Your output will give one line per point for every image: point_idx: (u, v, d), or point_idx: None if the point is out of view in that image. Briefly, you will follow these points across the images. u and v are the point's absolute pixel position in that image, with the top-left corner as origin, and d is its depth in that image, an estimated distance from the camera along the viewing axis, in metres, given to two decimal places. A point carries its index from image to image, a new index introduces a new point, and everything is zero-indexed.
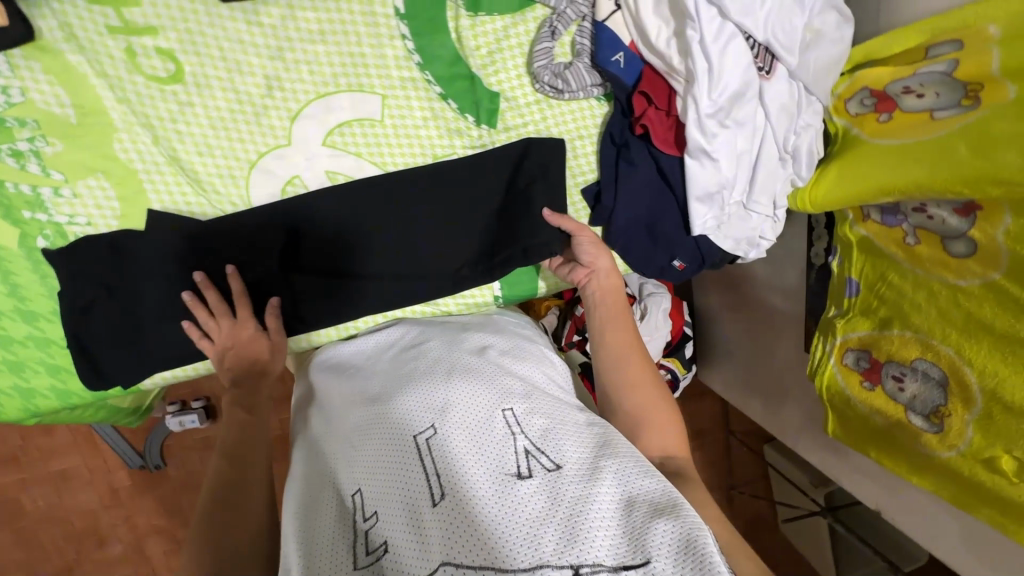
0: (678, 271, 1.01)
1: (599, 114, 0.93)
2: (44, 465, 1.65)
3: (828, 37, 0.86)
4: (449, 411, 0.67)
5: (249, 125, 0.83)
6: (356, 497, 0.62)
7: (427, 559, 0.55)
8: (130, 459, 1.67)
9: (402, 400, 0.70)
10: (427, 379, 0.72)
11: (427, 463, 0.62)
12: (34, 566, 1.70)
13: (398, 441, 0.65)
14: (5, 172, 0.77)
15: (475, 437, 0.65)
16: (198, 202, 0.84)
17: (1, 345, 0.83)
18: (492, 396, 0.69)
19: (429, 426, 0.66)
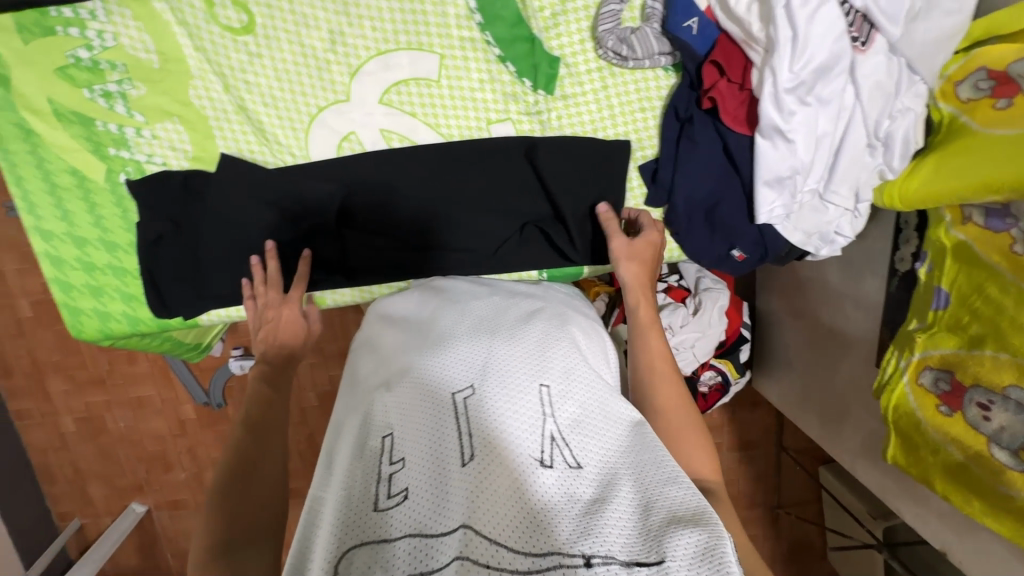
0: (737, 262, 0.94)
1: (666, 85, 0.87)
2: (125, 389, 1.84)
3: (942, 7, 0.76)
4: (489, 380, 0.67)
5: (311, 78, 0.85)
6: (387, 441, 0.64)
7: (444, 516, 0.54)
8: (195, 395, 1.80)
9: (445, 361, 0.71)
10: (473, 344, 0.73)
11: (460, 422, 0.62)
12: (112, 477, 1.91)
13: (435, 396, 0.66)
14: (96, 111, 0.84)
15: (510, 409, 0.64)
16: (259, 153, 0.88)
17: (85, 270, 0.91)
18: (531, 374, 0.69)
19: (465, 389, 0.67)
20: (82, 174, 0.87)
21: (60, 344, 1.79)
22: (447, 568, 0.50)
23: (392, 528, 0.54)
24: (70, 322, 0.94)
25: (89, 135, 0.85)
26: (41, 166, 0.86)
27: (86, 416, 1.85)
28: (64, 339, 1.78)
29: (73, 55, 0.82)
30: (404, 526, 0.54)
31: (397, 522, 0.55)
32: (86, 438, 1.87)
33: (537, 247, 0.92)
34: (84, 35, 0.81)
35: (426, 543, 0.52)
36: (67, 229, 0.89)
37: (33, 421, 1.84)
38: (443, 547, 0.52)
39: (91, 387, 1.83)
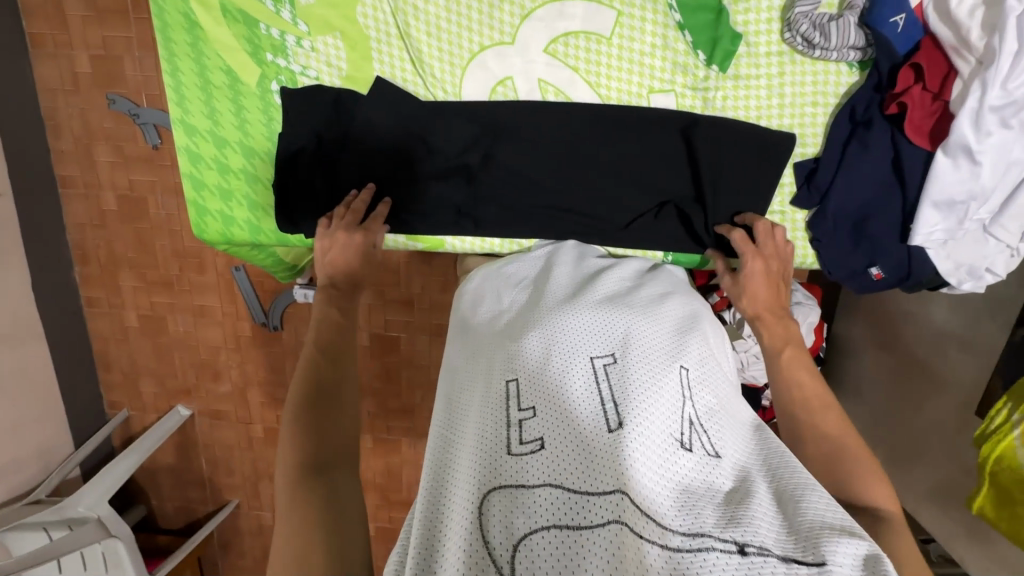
0: (871, 281, 0.89)
1: (846, 82, 0.82)
2: (191, 296, 1.89)
3: None
4: (628, 352, 0.66)
5: (481, 15, 0.82)
6: (513, 387, 0.63)
7: (593, 477, 0.53)
8: (255, 314, 1.87)
9: (580, 324, 0.69)
10: (608, 313, 0.71)
11: (601, 389, 0.62)
12: (164, 378, 1.97)
13: (572, 358, 0.65)
14: (262, 13, 0.84)
15: (651, 383, 0.63)
16: (411, 84, 0.86)
17: (219, 171, 0.92)
18: (669, 355, 0.68)
19: (603, 357, 0.66)
20: (235, 75, 0.87)
21: (137, 241, 1.83)
22: (601, 527, 0.49)
23: (530, 476, 0.54)
24: (194, 220, 0.95)
25: (250, 37, 0.85)
26: (197, 58, 0.86)
27: (151, 314, 1.91)
28: (142, 237, 1.83)
29: None
30: (543, 476, 0.54)
31: (535, 470, 0.55)
32: (147, 336, 1.94)
33: (670, 229, 0.88)
34: None
35: (570, 498, 0.52)
36: (211, 127, 0.89)
37: (100, 310, 1.91)
38: (591, 507, 0.51)
39: (159, 288, 1.88)
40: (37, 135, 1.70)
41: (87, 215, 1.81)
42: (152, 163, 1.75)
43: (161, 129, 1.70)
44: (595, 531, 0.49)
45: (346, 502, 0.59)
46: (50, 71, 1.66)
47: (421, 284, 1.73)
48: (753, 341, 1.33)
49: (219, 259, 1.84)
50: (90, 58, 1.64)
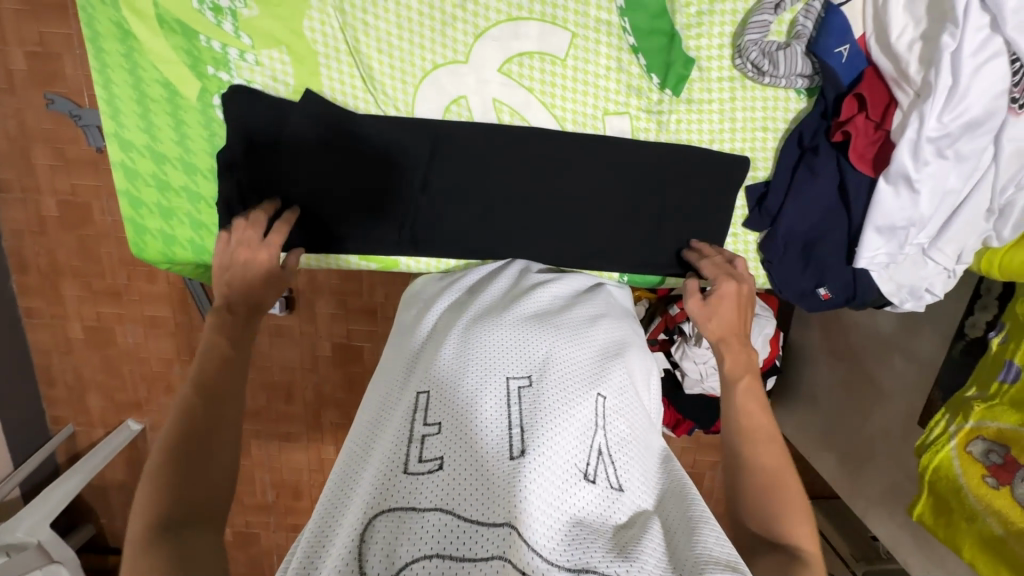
0: (820, 300, 0.91)
1: (795, 108, 0.83)
2: (141, 306, 1.80)
3: None
4: (545, 376, 0.67)
5: (434, 33, 0.80)
6: (422, 399, 0.64)
7: (486, 507, 0.53)
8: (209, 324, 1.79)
9: (503, 346, 0.71)
10: (531, 336, 0.73)
11: (511, 414, 0.63)
12: (112, 392, 1.88)
13: (488, 381, 0.66)
14: (201, 24, 0.79)
15: (562, 408, 0.64)
16: (360, 100, 0.83)
17: (159, 188, 0.87)
18: (587, 382, 0.69)
19: (519, 382, 0.67)
20: (174, 88, 0.82)
21: (81, 249, 1.73)
22: (484, 561, 0.48)
23: (421, 496, 0.53)
24: (133, 240, 0.90)
25: (188, 48, 0.80)
26: (132, 69, 0.81)
27: (97, 326, 1.82)
28: (87, 245, 1.73)
29: None
30: (435, 497, 0.53)
31: (429, 489, 0.54)
32: (93, 348, 1.84)
33: (625, 250, 0.91)
34: None
35: (458, 523, 0.51)
36: (149, 142, 0.84)
37: (40, 322, 1.80)
38: (479, 537, 0.50)
39: (106, 297, 1.79)
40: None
41: (25, 221, 1.70)
42: (97, 167, 1.66)
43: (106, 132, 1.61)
44: (477, 564, 0.48)
45: (215, 573, 0.50)
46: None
47: (384, 293, 1.71)
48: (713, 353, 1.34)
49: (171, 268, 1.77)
50: (24, 55, 1.54)
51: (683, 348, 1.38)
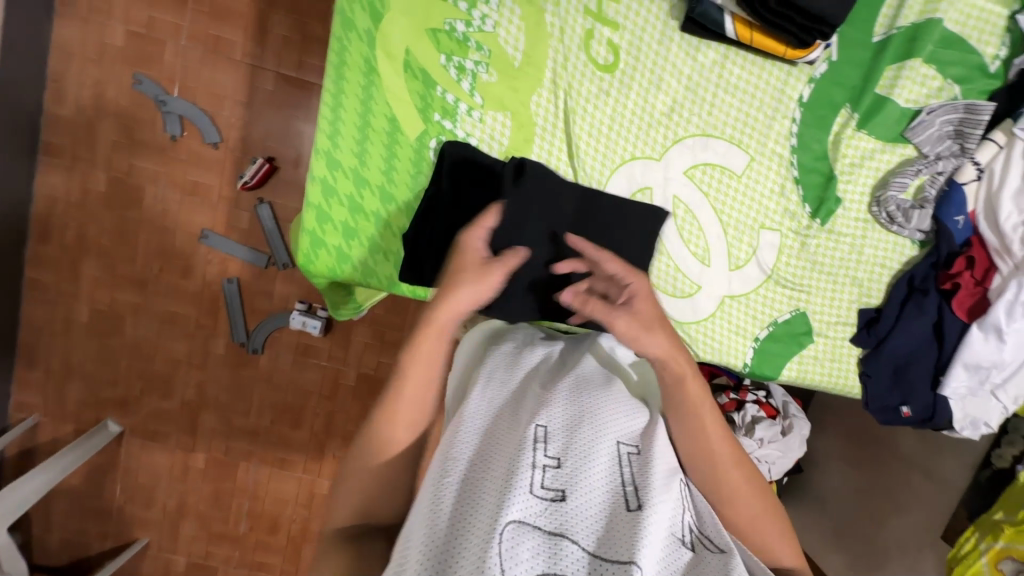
0: (900, 417, 1.05)
1: (908, 255, 1.00)
2: (161, 298, 1.54)
3: None
4: (651, 438, 0.69)
5: (639, 130, 0.92)
6: (541, 429, 0.64)
7: (606, 551, 0.55)
8: (235, 333, 1.56)
9: (613, 398, 0.72)
10: (634, 398, 0.75)
11: (626, 469, 0.64)
12: (97, 390, 1.56)
13: (604, 430, 0.66)
14: (443, 78, 0.87)
15: (671, 474, 0.65)
16: (560, 173, 0.93)
17: (350, 209, 0.90)
18: (681, 457, 0.71)
19: (626, 439, 0.68)
20: (399, 124, 0.88)
21: (117, 230, 1.49)
22: None
23: (545, 526, 0.55)
24: (304, 252, 0.90)
25: (424, 95, 0.88)
26: (365, 100, 0.87)
27: (106, 312, 1.53)
28: (125, 229, 1.49)
29: (450, 25, 0.86)
30: (558, 531, 0.55)
31: (552, 522, 0.56)
32: (91, 336, 1.54)
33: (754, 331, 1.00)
34: (469, 12, 0.85)
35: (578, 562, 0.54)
36: (356, 166, 0.89)
37: (34, 297, 1.50)
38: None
39: (128, 284, 1.52)
40: (33, 80, 1.38)
41: (64, 191, 1.47)
42: (163, 156, 1.47)
43: (187, 122, 1.46)
44: None
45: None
46: (70, 30, 1.40)
47: None
48: (758, 444, 1.45)
49: (210, 266, 1.52)
50: (126, 34, 1.41)
51: None
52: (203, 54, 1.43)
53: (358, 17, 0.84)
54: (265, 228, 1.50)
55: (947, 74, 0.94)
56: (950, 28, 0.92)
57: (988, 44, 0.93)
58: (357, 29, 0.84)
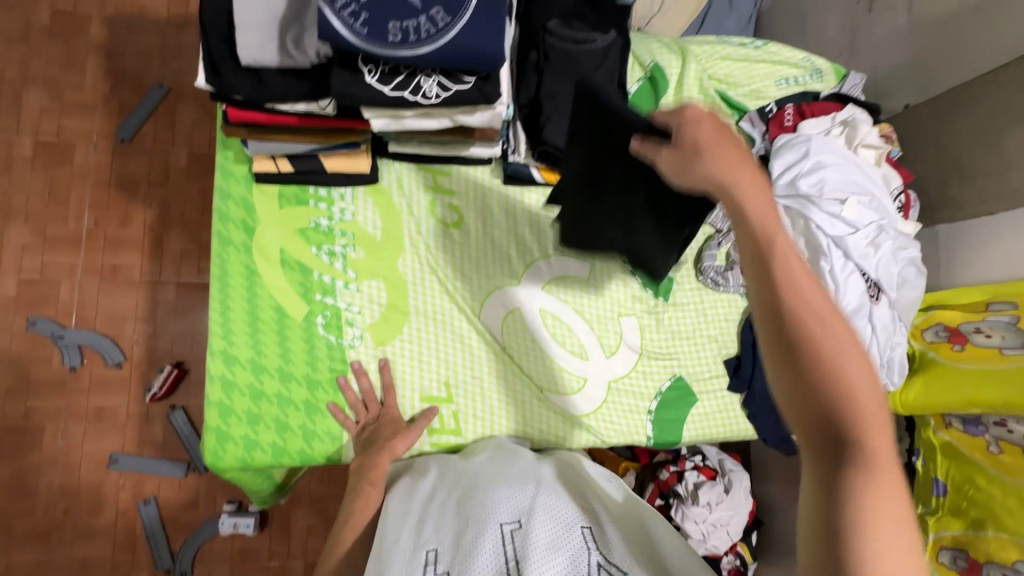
0: (796, 444, 1.18)
1: (741, 306, 1.20)
2: (66, 545, 1.41)
3: (911, 283, 1.15)
4: (534, 515, 0.76)
5: (495, 264, 1.10)
6: (430, 554, 0.75)
7: None
8: (158, 558, 1.44)
9: (492, 499, 0.80)
10: (515, 488, 0.83)
11: (508, 552, 0.70)
12: None
13: (483, 527, 0.75)
14: (317, 264, 1.02)
15: (554, 544, 0.71)
16: (438, 313, 1.06)
17: (252, 396, 0.96)
18: (573, 517, 0.77)
19: (509, 520, 0.76)
20: (284, 310, 0.99)
21: (13, 482, 1.41)
22: None
23: None
24: (211, 448, 0.94)
25: (303, 281, 1.01)
26: (251, 299, 0.98)
27: None
28: (24, 479, 1.41)
29: (316, 223, 1.03)
30: None
31: None
32: None
33: (644, 399, 1.13)
34: (330, 209, 1.04)
35: None
36: (252, 357, 0.97)
37: None
38: None
39: (28, 540, 1.39)
40: None
41: None
42: (64, 390, 1.45)
43: (88, 350, 1.47)
44: None
45: None
46: None
47: None
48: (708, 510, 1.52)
49: (123, 492, 1.44)
50: (18, 283, 1.46)
51: (682, 510, 1.54)
52: (100, 287, 1.50)
53: (234, 234, 0.99)
54: (181, 433, 1.48)
55: None
56: None
57: None
58: (234, 244, 0.98)
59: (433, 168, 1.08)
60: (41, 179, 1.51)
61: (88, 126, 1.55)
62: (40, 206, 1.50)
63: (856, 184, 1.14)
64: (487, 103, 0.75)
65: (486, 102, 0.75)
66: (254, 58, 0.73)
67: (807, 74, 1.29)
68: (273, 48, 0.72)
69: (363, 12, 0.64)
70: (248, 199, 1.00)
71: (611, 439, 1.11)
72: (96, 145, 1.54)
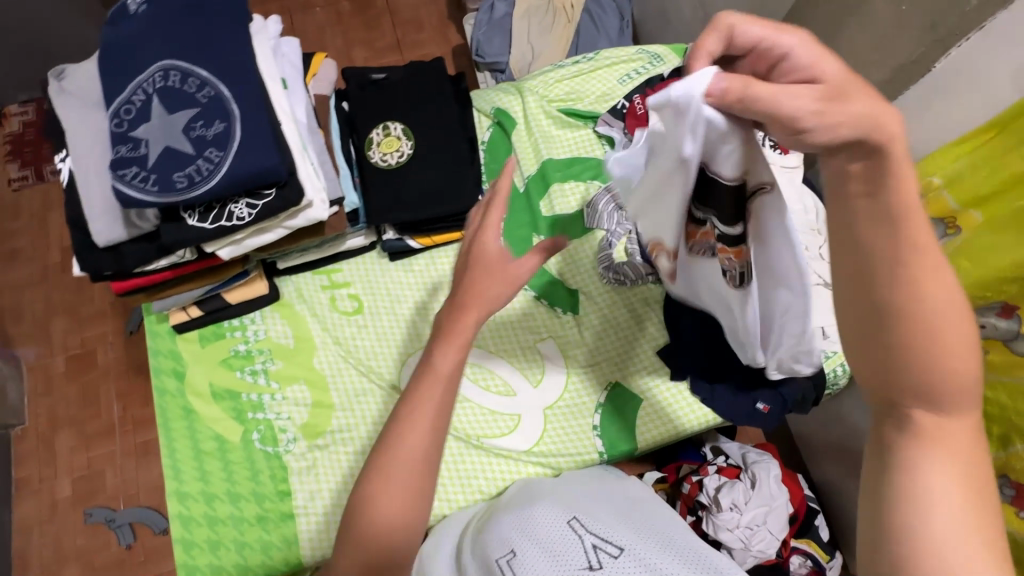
0: (765, 414, 1.09)
1: (657, 292, 1.18)
2: None
3: (807, 212, 1.14)
4: (524, 540, 0.85)
5: (402, 334, 1.16)
6: None
7: None
8: None
9: (496, 528, 0.89)
10: (515, 513, 0.91)
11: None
12: None
13: (487, 550, 0.86)
14: (243, 385, 1.12)
15: (550, 550, 0.83)
16: (360, 393, 1.12)
17: (209, 524, 1.04)
18: (558, 516, 0.88)
19: (590, 562, 0.80)
20: (224, 437, 1.09)
21: None
22: None
23: None
24: None
25: (234, 404, 1.11)
26: (193, 435, 1.09)
27: None
28: None
29: (235, 350, 1.14)
30: None
31: None
32: None
33: (583, 415, 1.11)
34: (244, 334, 1.15)
35: None
36: (202, 487, 1.06)
37: None
38: None
39: None
40: None
41: None
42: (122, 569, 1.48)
43: (139, 526, 1.51)
44: None
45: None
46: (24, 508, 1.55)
47: None
48: (739, 513, 1.37)
49: None
50: (71, 482, 1.56)
51: (714, 521, 1.40)
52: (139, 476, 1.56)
53: (168, 382, 1.12)
54: None
55: (585, 177, 1.26)
56: (561, 156, 1.28)
57: (594, 149, 1.29)
58: (169, 391, 1.11)
59: (326, 269, 1.20)
60: (74, 388, 1.63)
61: (102, 330, 1.69)
62: (76, 410, 1.61)
63: (698, 138, 0.57)
64: (292, 204, 0.86)
65: (292, 204, 0.86)
66: (109, 238, 0.87)
67: (648, 62, 1.34)
68: (119, 225, 0.87)
69: (152, 174, 0.78)
70: (175, 349, 1.14)
71: (564, 468, 1.09)
72: (112, 342, 1.67)
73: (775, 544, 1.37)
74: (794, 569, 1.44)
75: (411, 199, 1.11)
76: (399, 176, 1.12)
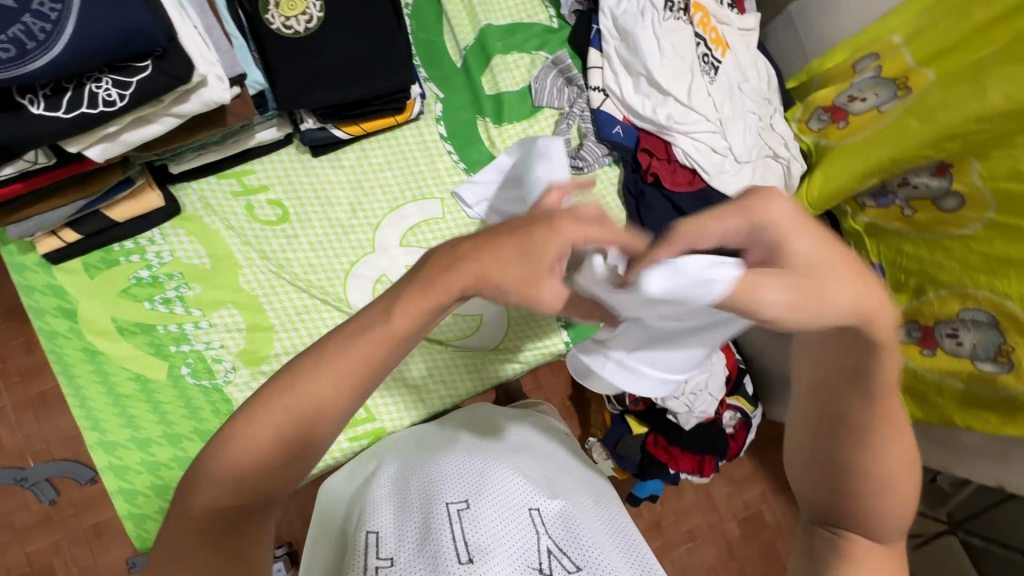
0: None
1: (614, 175, 1.11)
2: None
3: (755, 80, 1.10)
4: (483, 497, 0.74)
5: (340, 242, 1.02)
6: (369, 537, 0.74)
7: None
8: None
9: (448, 476, 0.78)
10: (480, 464, 0.80)
11: (453, 535, 0.69)
12: None
13: (435, 499, 0.75)
14: (156, 317, 0.95)
15: (506, 529, 0.71)
16: (303, 311, 1.00)
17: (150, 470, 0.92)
18: (525, 495, 0.76)
19: (540, 562, 0.68)
20: (146, 378, 0.94)
21: None
22: None
23: None
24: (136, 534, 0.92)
25: (150, 339, 0.95)
26: (105, 379, 0.93)
27: None
28: None
29: (136, 276, 0.95)
30: None
31: None
32: None
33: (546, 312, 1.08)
34: (144, 257, 0.96)
35: None
36: (132, 434, 0.92)
37: None
38: None
39: None
40: None
41: None
42: (52, 525, 1.31)
43: (59, 479, 1.33)
44: None
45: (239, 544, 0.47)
46: None
47: None
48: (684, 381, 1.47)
49: None
50: None
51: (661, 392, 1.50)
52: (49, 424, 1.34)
53: (56, 323, 0.92)
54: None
55: (530, 49, 1.11)
56: (502, 22, 1.10)
57: (537, 14, 1.13)
58: (61, 333, 0.92)
59: (235, 171, 1.00)
60: None
61: None
62: None
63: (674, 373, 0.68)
64: (180, 82, 0.66)
65: (178, 81, 0.66)
66: None
67: None
68: None
69: None
70: (55, 283, 0.93)
71: (531, 362, 1.08)
72: None
73: (714, 404, 1.51)
74: (727, 422, 1.62)
75: (330, 75, 0.92)
76: (309, 48, 0.91)
